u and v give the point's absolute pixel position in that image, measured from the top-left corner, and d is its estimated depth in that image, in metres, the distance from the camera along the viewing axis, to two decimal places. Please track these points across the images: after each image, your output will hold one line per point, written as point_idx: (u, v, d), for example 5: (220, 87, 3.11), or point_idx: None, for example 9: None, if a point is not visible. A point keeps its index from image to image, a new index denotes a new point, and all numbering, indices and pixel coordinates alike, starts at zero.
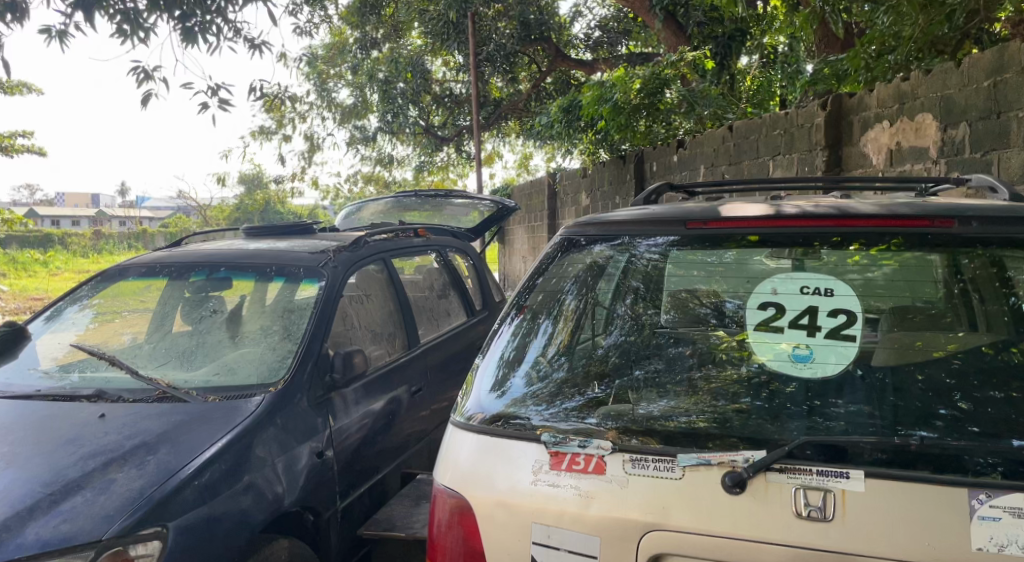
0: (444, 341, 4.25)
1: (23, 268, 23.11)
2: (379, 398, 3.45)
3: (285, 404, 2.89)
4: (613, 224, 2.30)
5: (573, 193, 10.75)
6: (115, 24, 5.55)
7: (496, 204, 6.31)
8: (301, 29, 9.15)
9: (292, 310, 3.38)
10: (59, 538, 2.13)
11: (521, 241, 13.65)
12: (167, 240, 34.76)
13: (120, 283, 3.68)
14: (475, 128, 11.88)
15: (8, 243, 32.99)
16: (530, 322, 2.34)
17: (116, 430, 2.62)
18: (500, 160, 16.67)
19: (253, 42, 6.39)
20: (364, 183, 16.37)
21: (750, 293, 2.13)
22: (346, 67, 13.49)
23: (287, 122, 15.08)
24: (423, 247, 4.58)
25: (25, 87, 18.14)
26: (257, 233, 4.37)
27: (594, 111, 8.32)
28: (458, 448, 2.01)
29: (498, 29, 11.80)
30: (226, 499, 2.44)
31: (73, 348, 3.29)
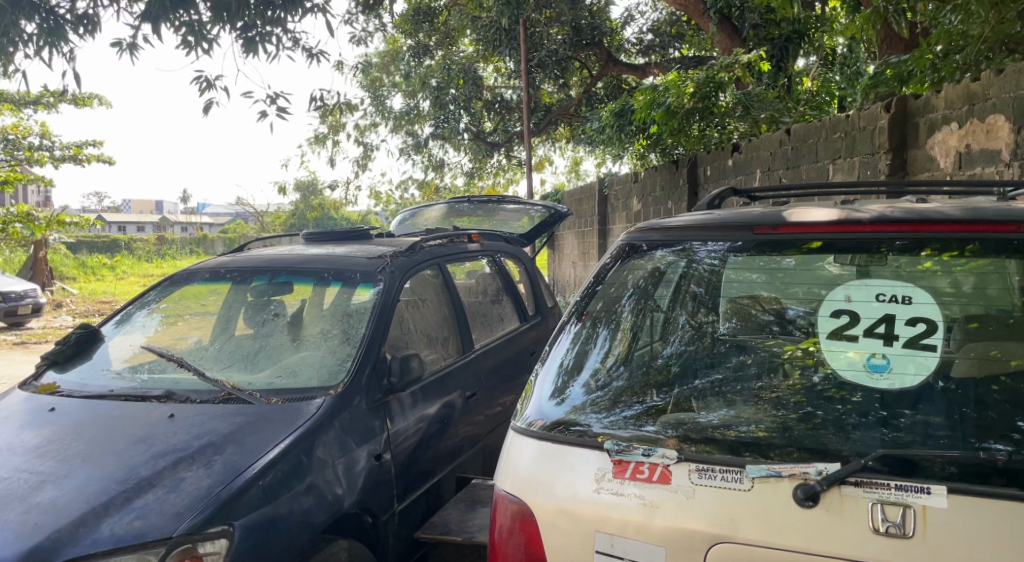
0: (498, 346, 4.27)
1: (92, 272, 24.04)
2: (434, 403, 3.47)
3: (345, 406, 2.93)
4: (675, 229, 2.32)
5: (624, 198, 10.66)
6: (180, 36, 5.78)
7: (548, 209, 6.26)
8: (356, 38, 9.33)
9: (350, 314, 3.43)
10: (132, 534, 2.20)
11: (571, 247, 13.58)
12: (226, 245, 35.73)
13: (185, 288, 3.80)
14: (525, 134, 11.87)
15: (79, 249, 34.47)
16: (590, 329, 2.33)
17: (184, 429, 2.70)
18: (551, 165, 16.68)
19: (310, 51, 6.59)
20: (417, 190, 16.56)
21: (822, 301, 2.06)
22: (399, 75, 13.69)
23: (341, 130, 15.35)
24: (478, 253, 4.61)
25: (95, 99, 18.90)
26: (317, 238, 4.46)
27: (646, 115, 8.20)
28: (519, 454, 2.01)
29: (550, 35, 11.78)
30: (288, 500, 2.49)
31: (142, 349, 3.41)
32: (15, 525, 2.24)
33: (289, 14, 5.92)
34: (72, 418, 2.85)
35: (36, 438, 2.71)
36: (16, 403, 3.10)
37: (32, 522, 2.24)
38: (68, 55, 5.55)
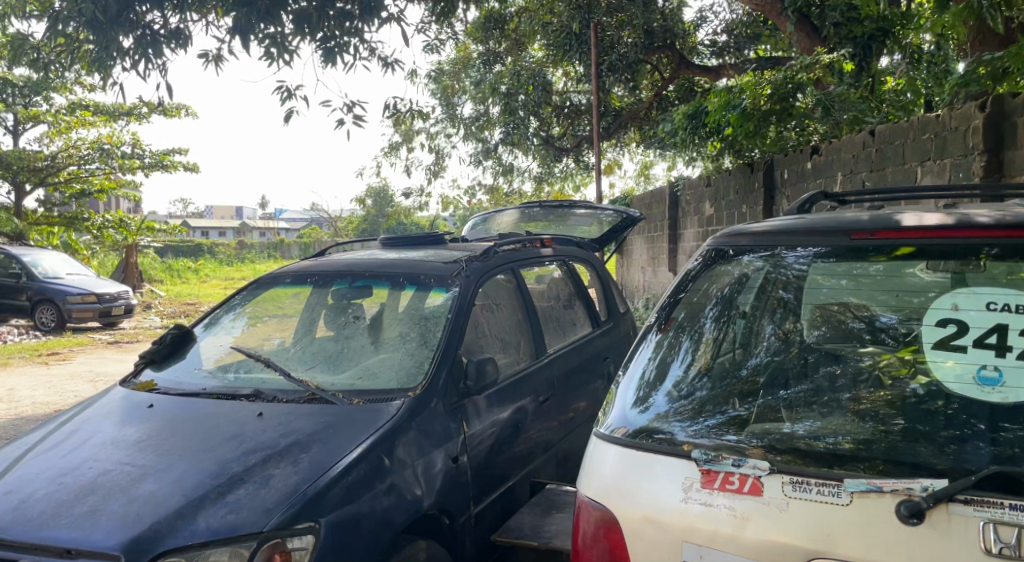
0: (571, 352, 4.25)
1: (177, 275, 25.18)
2: (508, 406, 3.48)
3: (422, 408, 2.97)
4: (763, 233, 2.25)
5: (696, 202, 10.47)
6: (263, 48, 6.02)
7: (618, 214, 6.24)
8: (429, 45, 9.47)
9: (425, 317, 3.49)
10: (226, 527, 2.28)
11: (640, 252, 13.43)
12: (301, 250, 36.85)
13: (270, 292, 3.94)
14: (595, 138, 11.79)
15: (166, 251, 36.28)
16: (674, 337, 2.29)
17: (272, 428, 2.79)
18: (620, 169, 16.54)
19: (386, 60, 6.80)
20: (487, 195, 16.70)
21: (928, 310, 2.02)
22: (470, 82, 13.83)
23: (414, 137, 15.60)
24: (550, 258, 4.61)
25: (182, 109, 19.79)
26: (393, 243, 4.55)
27: (720, 117, 8.03)
28: (602, 461, 1.98)
29: (621, 38, 11.55)
30: (370, 498, 2.54)
31: (231, 350, 3.54)
32: (118, 514, 2.34)
33: (367, 25, 6.16)
34: (169, 415, 2.98)
35: (136, 433, 2.85)
36: (117, 398, 3.25)
37: (134, 512, 2.34)
38: (161, 69, 5.85)
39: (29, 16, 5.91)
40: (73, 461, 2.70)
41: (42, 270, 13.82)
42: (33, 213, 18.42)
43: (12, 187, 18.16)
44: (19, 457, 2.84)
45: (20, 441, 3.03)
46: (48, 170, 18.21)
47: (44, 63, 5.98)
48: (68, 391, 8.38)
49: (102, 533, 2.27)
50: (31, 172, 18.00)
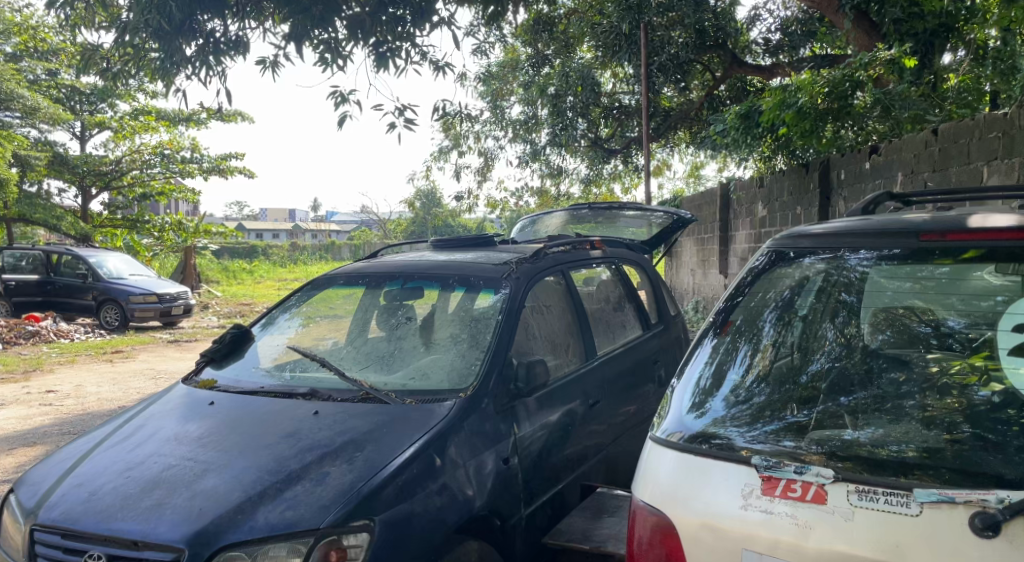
0: (621, 355, 4.22)
1: (233, 276, 25.89)
2: (557, 409, 3.46)
3: (473, 409, 2.98)
4: (827, 235, 2.24)
5: (747, 204, 10.30)
6: (318, 54, 6.14)
7: (669, 216, 6.16)
8: (478, 48, 9.51)
9: (475, 318, 3.51)
10: (284, 524, 2.33)
11: (689, 255, 13.27)
12: (352, 251, 37.41)
13: (326, 293, 4.02)
14: (644, 140, 11.61)
15: (223, 251, 37.39)
16: (731, 342, 2.26)
17: (327, 426, 2.84)
18: (669, 171, 16.36)
19: (437, 63, 6.89)
20: (535, 198, 16.73)
21: (1003, 314, 2.01)
22: (518, 84, 13.86)
23: (462, 140, 15.71)
24: (600, 260, 4.57)
25: (239, 115, 20.29)
26: (444, 244, 4.57)
27: (775, 116, 7.85)
28: (657, 465, 1.96)
29: (672, 38, 11.43)
30: (423, 498, 2.56)
31: (287, 349, 3.61)
32: (182, 508, 2.40)
33: (418, 30, 6.23)
34: (229, 413, 3.05)
35: (199, 430, 2.92)
36: (179, 395, 3.35)
37: (197, 506, 2.40)
38: (221, 75, 6.01)
39: (99, 28, 6.16)
40: (139, 456, 2.78)
41: (107, 271, 14.32)
42: (98, 215, 19.15)
43: (79, 191, 18.92)
44: (88, 451, 2.94)
45: (89, 435, 3.14)
46: (112, 174, 18.94)
47: (111, 71, 6.21)
48: (132, 388, 8.69)
49: (167, 526, 2.33)
50: (96, 176, 18.74)
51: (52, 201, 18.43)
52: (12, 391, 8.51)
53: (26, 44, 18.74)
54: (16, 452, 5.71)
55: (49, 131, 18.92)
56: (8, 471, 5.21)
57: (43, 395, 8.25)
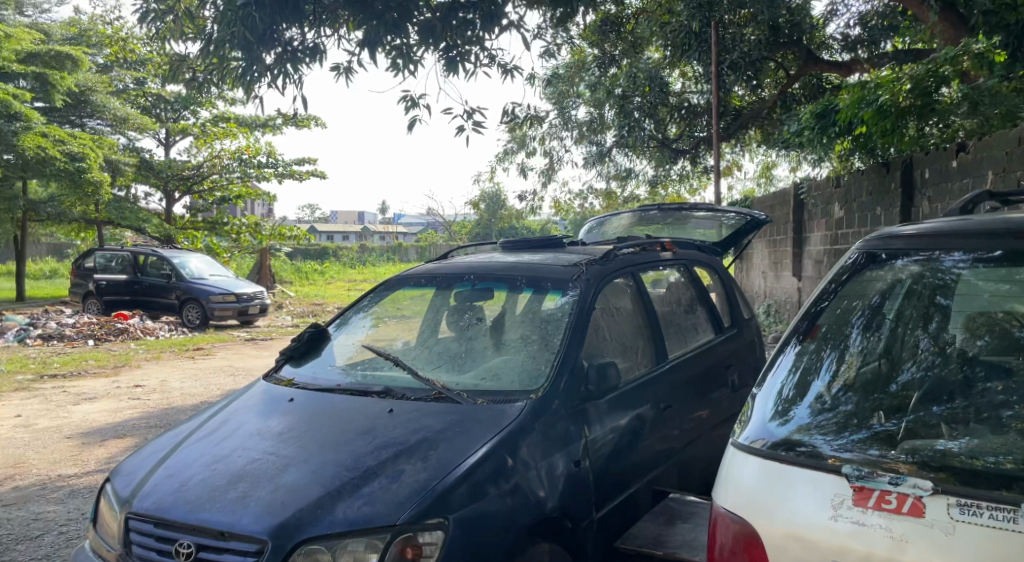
0: (692, 359, 4.13)
1: (305, 277, 26.64)
2: (628, 412, 3.42)
3: (544, 410, 2.97)
4: (920, 236, 2.20)
5: (823, 204, 9.99)
6: (390, 60, 6.25)
7: (743, 217, 6.04)
8: (545, 51, 9.53)
9: (543, 320, 3.50)
10: (361, 519, 2.37)
11: (760, 257, 12.97)
12: (418, 253, 37.93)
13: (398, 293, 4.07)
14: (715, 139, 11.43)
15: (295, 253, 38.55)
16: (816, 349, 2.18)
17: (401, 424, 2.88)
18: (739, 171, 15.99)
19: (505, 67, 6.96)
20: (600, 199, 16.64)
21: None
22: (584, 85, 13.80)
23: (528, 141, 15.72)
24: (670, 262, 4.48)
25: (312, 120, 20.85)
26: (513, 247, 4.58)
27: (853, 114, 7.58)
28: (740, 472, 1.91)
29: (744, 35, 11.21)
30: (496, 497, 2.57)
31: (361, 349, 3.67)
32: (264, 500, 2.47)
33: (488, 33, 6.28)
34: (308, 409, 3.13)
35: (280, 425, 3.00)
36: (260, 392, 3.45)
37: (279, 499, 2.47)
38: (298, 83, 6.20)
39: (186, 39, 6.43)
40: (225, 449, 2.88)
41: (189, 271, 14.93)
42: (180, 218, 19.97)
43: (163, 195, 19.84)
44: (177, 443, 3.06)
45: (177, 429, 3.26)
46: (194, 178, 19.86)
47: (195, 80, 6.46)
48: (212, 384, 9.03)
49: (251, 518, 2.40)
50: (179, 181, 19.73)
51: (138, 204, 19.32)
52: (102, 385, 8.95)
53: (116, 55, 20.10)
54: (107, 444, 6.00)
55: (136, 139, 19.84)
56: (100, 462, 5.48)
57: (130, 390, 8.64)
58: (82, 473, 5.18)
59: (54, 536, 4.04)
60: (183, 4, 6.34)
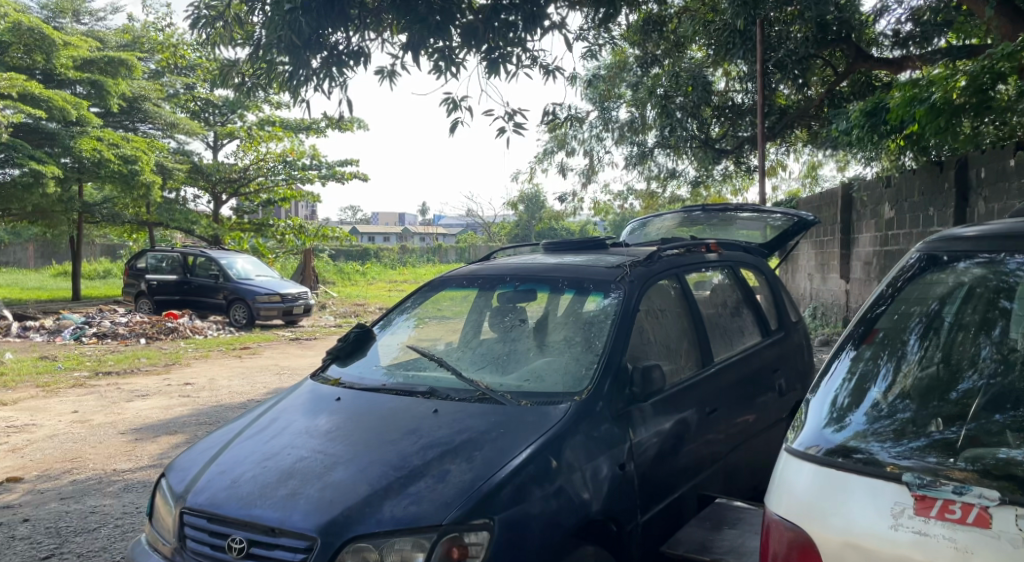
0: (739, 362, 4.06)
1: (347, 278, 26.99)
2: (672, 415, 3.38)
3: (588, 413, 2.96)
4: (982, 237, 2.22)
5: (872, 205, 9.76)
6: (432, 62, 6.29)
7: (790, 218, 5.93)
8: (587, 52, 9.49)
9: (586, 322, 3.48)
10: (408, 518, 2.39)
11: (806, 259, 12.74)
12: (458, 254, 38.18)
13: (441, 293, 4.09)
14: (759, 139, 11.25)
15: (338, 256, 39.12)
16: (873, 356, 2.15)
17: (447, 424, 2.89)
18: (784, 171, 15.72)
19: (547, 68, 6.96)
20: (641, 200, 16.53)
21: None
22: (626, 86, 13.73)
23: (568, 142, 15.67)
24: (716, 263, 4.41)
25: (355, 123, 21.09)
26: (555, 248, 4.56)
27: (905, 113, 7.28)
28: (794, 478, 1.87)
29: (791, 34, 11.11)
30: (541, 499, 2.57)
31: (406, 350, 3.70)
32: (314, 498, 2.50)
33: (529, 34, 6.28)
34: (355, 408, 3.17)
35: (328, 424, 3.04)
36: (307, 391, 3.49)
37: (327, 497, 2.50)
38: (343, 86, 6.28)
39: (235, 45, 6.55)
40: (274, 447, 2.92)
41: (236, 271, 15.24)
42: (228, 220, 20.38)
43: (211, 197, 20.30)
44: (229, 441, 3.12)
45: (229, 426, 3.32)
46: (241, 180, 20.28)
47: (243, 85, 6.59)
48: (258, 382, 9.20)
49: (300, 515, 2.44)
50: (227, 183, 20.18)
51: (188, 206, 19.78)
52: (154, 383, 9.18)
53: (167, 61, 20.79)
54: (159, 440, 6.14)
55: (186, 142, 20.32)
56: (153, 457, 5.61)
57: (180, 387, 8.85)
58: (137, 468, 5.32)
59: (109, 529, 4.15)
60: (232, 10, 6.46)
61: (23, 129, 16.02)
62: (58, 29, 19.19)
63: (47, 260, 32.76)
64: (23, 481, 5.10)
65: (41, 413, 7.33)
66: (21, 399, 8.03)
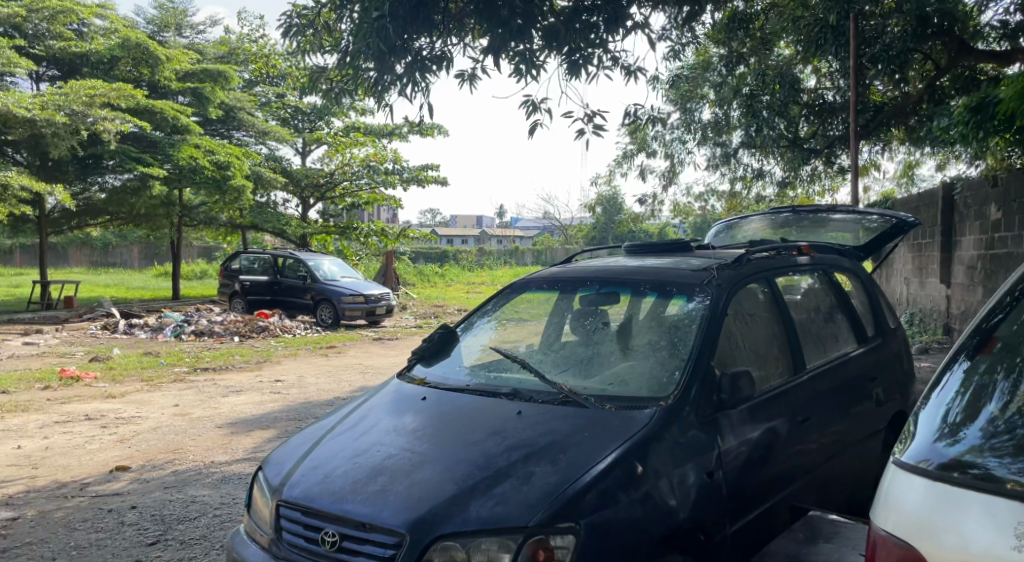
0: (832, 370, 3.90)
1: (428, 280, 27.50)
2: (762, 424, 3.26)
3: (675, 418, 2.90)
4: None
5: (977, 206, 9.21)
6: (514, 65, 6.32)
7: (887, 219, 5.64)
8: (670, 52, 9.33)
9: (672, 326, 3.42)
10: (494, 519, 2.40)
11: (903, 262, 12.18)
12: (535, 257, 38.35)
13: (523, 295, 4.08)
14: (852, 137, 10.79)
15: (418, 258, 39.88)
16: (988, 365, 2.02)
17: (531, 426, 2.89)
18: (877, 171, 15.05)
19: (628, 68, 6.89)
20: (723, 201, 16.17)
21: None
22: (709, 86, 13.46)
23: (649, 144, 15.44)
24: (808, 267, 4.23)
25: (437, 128, 21.44)
26: (637, 250, 4.48)
27: (1014, 108, 6.80)
28: (903, 492, 1.77)
29: (887, 27, 10.62)
30: (626, 505, 2.53)
31: (489, 351, 3.71)
32: (402, 494, 2.54)
33: (612, 35, 6.22)
34: (440, 408, 3.20)
35: (415, 423, 3.08)
36: (393, 391, 3.55)
37: (415, 494, 2.53)
38: (425, 90, 6.40)
39: (326, 52, 6.75)
40: (363, 444, 2.98)
41: (323, 273, 15.70)
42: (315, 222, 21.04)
43: (299, 201, 21.01)
44: (320, 437, 3.20)
45: (321, 422, 3.42)
46: (327, 185, 20.96)
47: (332, 91, 6.77)
48: (343, 380, 9.45)
49: (390, 512, 2.48)
50: (314, 188, 20.88)
51: (279, 210, 20.53)
52: (247, 379, 9.55)
53: (260, 71, 21.68)
54: (252, 435, 6.37)
55: (276, 149, 21.06)
56: (248, 451, 5.83)
57: (271, 384, 9.16)
58: (231, 461, 5.54)
59: (209, 518, 4.33)
60: (322, 18, 6.65)
61: (130, 137, 17.11)
62: (162, 43, 20.30)
63: (150, 260, 34.47)
64: (130, 470, 5.39)
65: (145, 406, 7.73)
66: (127, 393, 8.49)
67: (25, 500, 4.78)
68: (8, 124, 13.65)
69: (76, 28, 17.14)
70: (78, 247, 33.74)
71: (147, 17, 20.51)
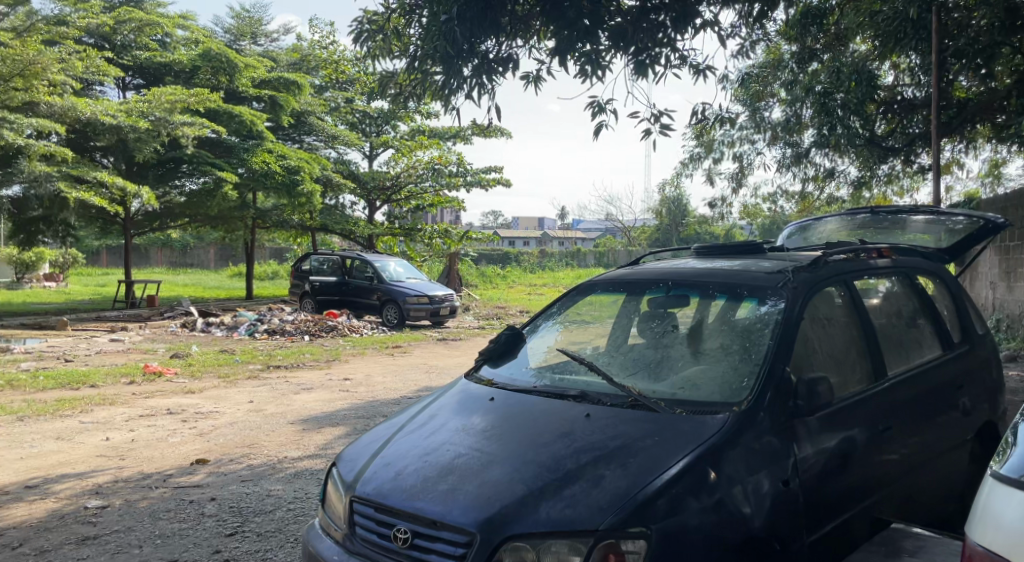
0: (915, 377, 3.74)
1: (490, 281, 27.69)
2: (840, 432, 3.15)
3: (749, 424, 2.82)
4: None
5: None
6: (579, 66, 6.28)
7: (975, 219, 5.34)
8: (740, 51, 9.13)
9: (744, 330, 3.33)
10: (564, 521, 2.39)
11: (987, 265, 11.63)
12: (597, 259, 38.18)
13: (591, 297, 4.05)
14: (933, 135, 10.34)
15: (481, 261, 40.14)
16: None
17: (600, 429, 2.85)
18: (958, 170, 14.41)
19: (697, 66, 6.77)
20: (794, 202, 15.74)
21: None
22: (780, 84, 13.14)
23: (716, 146, 15.15)
24: (888, 270, 4.06)
25: (500, 131, 21.56)
26: (706, 252, 4.39)
27: None
28: (1003, 505, 1.68)
29: (973, 20, 10.15)
30: (698, 511, 2.48)
31: (556, 352, 3.69)
32: (472, 494, 2.55)
33: (679, 34, 6.13)
34: (508, 408, 3.19)
35: (483, 423, 3.08)
36: (460, 391, 3.55)
37: (485, 493, 2.54)
38: (491, 93, 6.42)
39: (395, 57, 6.82)
40: (433, 443, 2.99)
41: (389, 273, 15.95)
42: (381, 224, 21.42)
43: (367, 203, 21.41)
44: (390, 436, 3.23)
45: (390, 420, 3.45)
46: (393, 188, 21.29)
47: (399, 95, 6.83)
48: (409, 379, 9.58)
49: (459, 511, 2.49)
50: (381, 190, 21.25)
51: (347, 212, 20.97)
52: (317, 377, 9.77)
53: (330, 77, 22.16)
54: (324, 431, 6.52)
55: (344, 153, 21.50)
56: (319, 446, 5.97)
57: (340, 383, 9.35)
58: (303, 456, 5.67)
59: (283, 512, 4.44)
60: (391, 23, 6.73)
61: (208, 143, 17.83)
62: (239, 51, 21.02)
63: (225, 260, 35.74)
64: (209, 463, 5.57)
65: (222, 402, 7.99)
66: (205, 389, 8.79)
67: (113, 489, 5.00)
68: (98, 131, 14.37)
69: (159, 38, 17.87)
70: (159, 247, 35.16)
71: (224, 26, 21.25)
